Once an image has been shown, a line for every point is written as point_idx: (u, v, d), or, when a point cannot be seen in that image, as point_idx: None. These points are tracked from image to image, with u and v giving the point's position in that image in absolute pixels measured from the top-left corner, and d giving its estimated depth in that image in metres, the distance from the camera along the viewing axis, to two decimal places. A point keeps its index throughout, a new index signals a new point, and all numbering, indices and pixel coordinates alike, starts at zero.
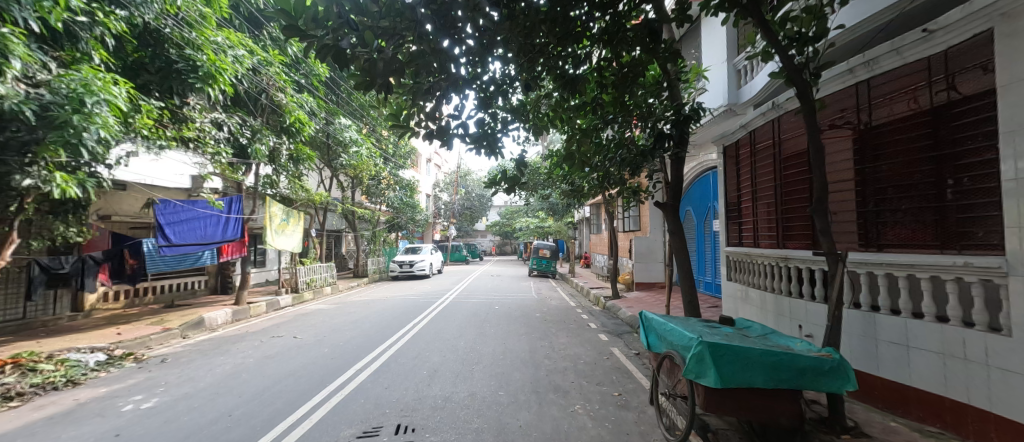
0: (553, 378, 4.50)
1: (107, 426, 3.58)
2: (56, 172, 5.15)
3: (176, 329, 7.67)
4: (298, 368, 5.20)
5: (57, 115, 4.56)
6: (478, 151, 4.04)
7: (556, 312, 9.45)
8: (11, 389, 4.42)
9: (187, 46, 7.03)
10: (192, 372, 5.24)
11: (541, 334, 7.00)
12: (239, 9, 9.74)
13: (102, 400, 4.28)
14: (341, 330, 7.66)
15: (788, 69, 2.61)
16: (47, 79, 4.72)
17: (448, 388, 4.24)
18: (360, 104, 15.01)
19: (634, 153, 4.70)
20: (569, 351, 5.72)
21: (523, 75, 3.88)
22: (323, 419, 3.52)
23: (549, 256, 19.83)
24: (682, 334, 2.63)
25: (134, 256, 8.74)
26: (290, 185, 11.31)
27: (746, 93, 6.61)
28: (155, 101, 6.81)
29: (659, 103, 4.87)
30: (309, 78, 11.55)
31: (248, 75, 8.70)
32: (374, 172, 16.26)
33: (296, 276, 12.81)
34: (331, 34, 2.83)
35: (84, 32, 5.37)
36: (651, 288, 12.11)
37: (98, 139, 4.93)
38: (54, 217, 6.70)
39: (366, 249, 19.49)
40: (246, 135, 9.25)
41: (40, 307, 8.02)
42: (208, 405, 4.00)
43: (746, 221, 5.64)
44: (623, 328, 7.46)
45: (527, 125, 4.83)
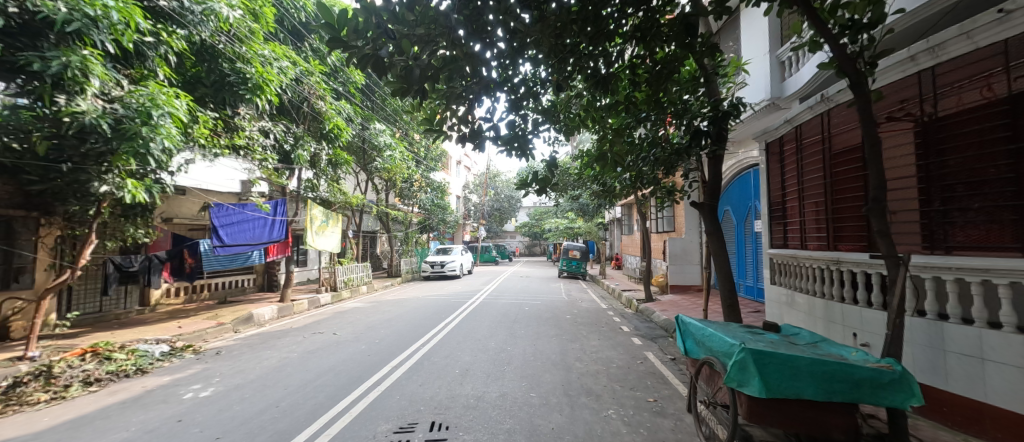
0: (584, 381, 4.45)
1: (170, 412, 3.89)
2: (127, 179, 5.71)
3: (228, 324, 8.22)
4: (337, 364, 5.43)
5: (128, 127, 5.00)
6: (510, 153, 4.05)
7: (587, 314, 9.34)
8: (91, 375, 4.92)
9: (238, 60, 7.51)
10: (243, 364, 5.60)
11: (572, 336, 6.93)
12: (283, 23, 10.34)
13: (165, 388, 4.66)
14: (376, 328, 7.92)
15: (840, 59, 2.43)
16: (120, 94, 5.17)
17: (479, 388, 4.29)
18: (394, 109, 15.56)
19: (669, 152, 4.59)
20: (601, 354, 5.62)
21: (554, 76, 3.86)
22: (362, 413, 3.66)
23: (579, 258, 19.61)
24: (722, 339, 2.53)
25: (192, 256, 9.31)
26: (328, 188, 11.86)
27: (790, 86, 6.25)
28: (210, 113, 7.35)
29: (695, 100, 4.69)
30: (346, 85, 12.10)
31: (291, 85, 9.24)
32: (408, 174, 16.71)
33: (335, 275, 13.40)
34: (370, 43, 2.95)
35: (151, 51, 5.87)
36: (687, 291, 11.70)
37: (163, 148, 5.39)
38: (126, 219, 7.35)
39: (399, 249, 20.06)
40: (289, 142, 9.81)
41: (114, 301, 8.85)
42: (257, 396, 4.26)
43: (791, 221, 5.33)
44: (657, 332, 7.25)
45: (559, 126, 4.82)
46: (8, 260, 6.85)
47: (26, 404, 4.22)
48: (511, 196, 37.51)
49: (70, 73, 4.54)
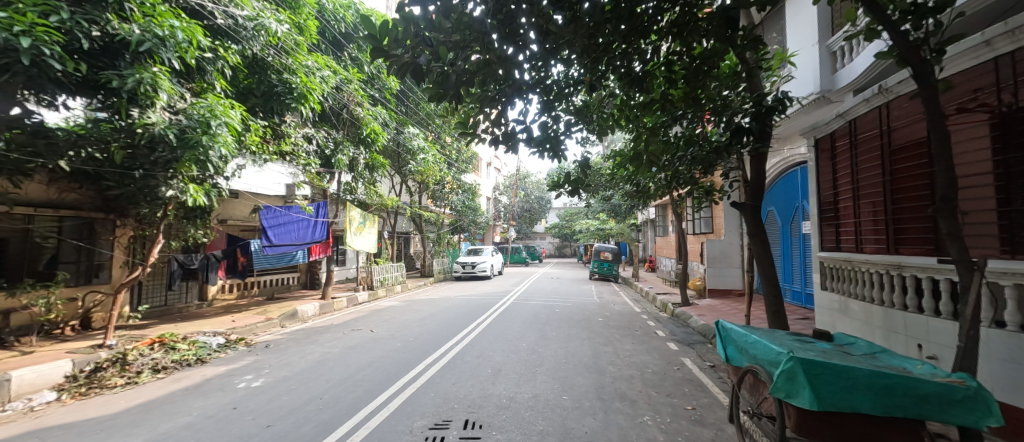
0: (618, 385, 4.36)
1: (226, 400, 4.19)
2: (189, 184, 6.21)
3: (276, 319, 8.74)
4: (375, 360, 5.63)
5: (191, 136, 5.46)
6: (542, 154, 4.06)
7: (620, 317, 9.16)
8: (159, 363, 5.39)
9: (285, 71, 7.97)
10: (289, 358, 5.94)
11: (605, 339, 6.81)
12: (325, 35, 10.91)
13: (222, 378, 5.02)
14: (410, 327, 8.14)
15: (900, 46, 2.25)
16: (184, 107, 5.63)
17: (512, 388, 4.31)
18: (427, 113, 16.00)
19: (707, 150, 4.43)
20: (635, 359, 5.50)
21: (586, 76, 3.81)
22: (399, 409, 3.77)
23: (611, 259, 19.25)
24: (768, 347, 2.41)
25: (244, 255, 10.17)
26: (365, 191, 12.35)
27: (843, 78, 5.85)
28: (260, 121, 7.87)
29: (735, 95, 4.50)
30: (382, 92, 12.57)
31: (332, 93, 9.73)
32: (440, 177, 17.08)
33: (371, 274, 13.90)
34: (409, 51, 3.09)
35: (210, 66, 6.32)
36: (727, 295, 11.19)
37: (220, 156, 5.89)
38: (189, 221, 7.99)
39: (432, 250, 20.52)
40: (330, 148, 10.32)
41: (178, 295, 9.65)
42: (302, 388, 4.50)
43: (844, 223, 4.98)
44: (695, 338, 6.98)
45: (591, 127, 4.77)
46: (89, 257, 7.64)
47: (106, 388, 4.70)
48: (541, 197, 37.51)
49: (144, 88, 4.98)
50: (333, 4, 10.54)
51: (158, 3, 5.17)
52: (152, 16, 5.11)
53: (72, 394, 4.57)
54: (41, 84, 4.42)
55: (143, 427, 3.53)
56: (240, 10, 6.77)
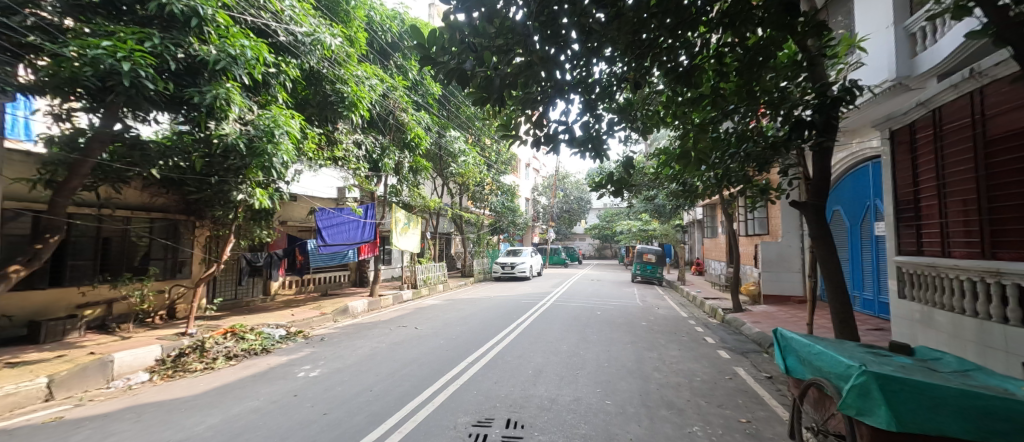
0: (664, 392, 4.20)
1: (288, 388, 4.52)
2: (256, 189, 6.80)
3: (330, 314, 9.32)
4: (419, 356, 5.82)
5: (258, 145, 5.99)
6: (584, 154, 3.98)
7: (665, 322, 8.82)
8: (231, 351, 5.94)
9: (338, 81, 8.46)
10: (342, 351, 6.30)
11: (650, 344, 6.58)
12: (374, 45, 11.48)
13: (284, 367, 5.42)
14: (452, 325, 8.35)
15: (997, 25, 1.98)
16: (252, 118, 6.16)
17: (553, 390, 4.29)
18: (468, 117, 16.35)
19: (763, 147, 4.15)
20: (682, 366, 5.26)
21: (630, 73, 3.70)
22: (443, 405, 3.88)
23: (655, 262, 18.58)
24: (835, 359, 2.22)
25: (301, 253, 10.87)
26: (409, 193, 12.84)
27: (924, 62, 5.24)
28: (315, 129, 8.45)
29: (795, 86, 4.17)
30: (425, 97, 12.98)
31: (380, 100, 10.22)
32: (480, 178, 17.33)
33: (415, 273, 14.39)
34: (455, 57, 3.16)
35: (273, 80, 6.87)
36: (785, 302, 10.40)
37: (282, 163, 6.40)
38: (255, 222, 8.66)
39: (472, 251, 20.89)
40: (377, 152, 10.84)
41: (246, 290, 10.58)
42: (354, 379, 4.76)
43: (928, 224, 4.46)
44: (749, 346, 6.55)
45: (635, 126, 4.64)
46: (174, 254, 8.57)
47: (188, 372, 5.25)
48: (581, 197, 37.01)
49: (219, 103, 5.47)
50: (381, 16, 11.07)
51: (230, 25, 5.67)
52: (226, 37, 5.62)
53: (161, 375, 5.15)
54: (138, 102, 4.98)
55: (219, 409, 3.89)
56: (299, 27, 7.25)
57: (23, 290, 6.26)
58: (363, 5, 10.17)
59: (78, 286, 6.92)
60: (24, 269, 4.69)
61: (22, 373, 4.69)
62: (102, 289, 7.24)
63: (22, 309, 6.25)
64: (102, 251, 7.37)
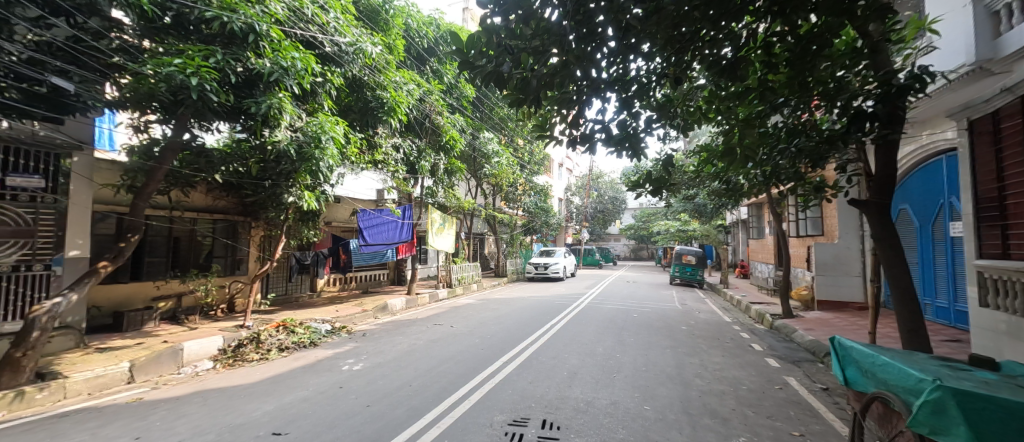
0: (706, 400, 4.03)
1: (334, 380, 4.76)
2: (304, 191, 7.20)
3: (371, 311, 9.72)
4: (455, 354, 5.95)
5: (307, 150, 6.36)
6: (620, 153, 3.91)
7: (706, 327, 8.46)
8: (283, 343, 6.34)
9: (378, 87, 8.80)
10: (382, 347, 6.55)
11: (691, 349, 6.33)
12: (410, 51, 11.85)
13: (330, 360, 5.72)
14: (487, 324, 8.45)
15: None
16: (301, 125, 6.54)
17: (589, 393, 4.24)
18: (501, 118, 16.50)
19: (817, 141, 3.88)
20: (727, 373, 5.02)
21: (670, 69, 3.58)
22: (479, 403, 3.94)
23: (695, 263, 17.84)
24: (904, 372, 2.04)
25: (344, 253, 11.25)
26: (444, 195, 13.13)
27: (1011, 42, 4.64)
28: (357, 134, 8.85)
29: (855, 75, 3.85)
30: (460, 100, 13.24)
31: (417, 104, 10.55)
32: (514, 178, 17.43)
33: (450, 273, 14.67)
34: (492, 60, 3.19)
35: (320, 89, 7.24)
36: (842, 308, 9.66)
37: (328, 167, 6.78)
38: (304, 223, 9.13)
39: (506, 251, 21.03)
40: (414, 155, 11.18)
41: (295, 286, 11.26)
42: (395, 374, 4.94)
43: (1016, 223, 3.99)
44: (802, 355, 6.13)
45: (674, 123, 4.48)
46: (232, 252, 9.25)
47: (246, 362, 5.69)
48: (616, 197, 36.25)
49: (273, 112, 5.84)
50: (418, 22, 11.40)
51: (282, 39, 6.03)
52: (278, 50, 5.98)
53: (223, 364, 5.60)
54: (203, 113, 5.40)
55: (273, 397, 4.17)
56: (343, 38, 7.56)
57: (109, 284, 7.01)
58: (400, 13, 10.54)
59: (153, 281, 7.66)
60: (111, 264, 5.21)
61: (108, 358, 5.27)
62: (173, 283, 7.98)
63: (108, 300, 7.02)
64: (173, 249, 8.09)
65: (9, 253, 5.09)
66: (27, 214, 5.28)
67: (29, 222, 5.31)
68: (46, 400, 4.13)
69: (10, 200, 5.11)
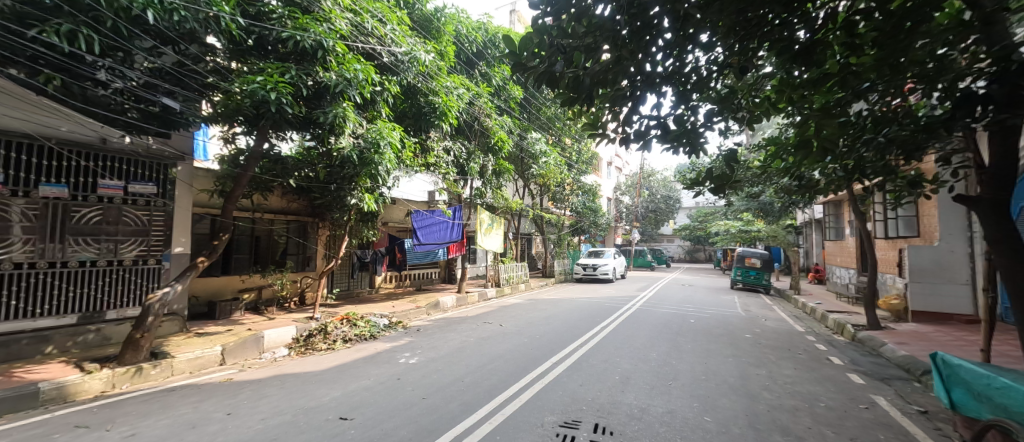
0: (776, 415, 3.72)
1: (392, 371, 5.04)
2: (365, 194, 7.63)
3: (424, 307, 10.13)
4: (505, 353, 6.01)
5: (368, 155, 6.79)
6: (677, 150, 3.76)
7: (773, 336, 7.81)
8: (347, 335, 6.80)
9: (430, 93, 9.11)
10: (436, 342, 6.79)
11: (757, 360, 5.87)
12: (460, 56, 12.20)
13: (388, 353, 6.05)
14: (536, 324, 8.46)
15: None
16: (362, 132, 6.95)
17: (643, 399, 4.09)
18: (549, 117, 16.43)
19: (912, 131, 3.43)
20: (799, 387, 4.61)
21: (733, 58, 3.35)
22: (530, 402, 3.95)
23: (759, 267, 16.52)
24: None
25: (400, 252, 12.09)
26: (493, 195, 13.35)
27: None
28: (411, 138, 9.25)
29: (962, 52, 3.34)
30: (508, 101, 13.38)
31: (467, 107, 10.82)
32: (561, 178, 17.31)
33: (499, 272, 14.88)
34: (545, 60, 3.17)
35: (378, 97, 7.64)
36: (943, 321, 8.45)
37: (385, 170, 7.19)
38: (364, 223, 9.65)
39: (553, 251, 20.89)
40: (464, 157, 11.49)
41: (356, 282, 12.04)
42: (448, 369, 5.12)
43: None
44: (892, 372, 5.44)
45: (739, 116, 4.18)
46: (303, 250, 10.07)
47: (316, 350, 6.20)
48: (669, 196, 34.63)
49: (338, 120, 6.27)
50: (467, 28, 11.68)
51: (346, 52, 6.42)
52: (343, 63, 6.37)
53: (297, 351, 6.15)
54: (279, 122, 5.93)
55: (339, 384, 4.50)
56: (399, 48, 7.91)
57: (205, 277, 7.99)
58: (451, 20, 10.88)
59: (239, 275, 8.60)
60: (207, 258, 5.87)
61: (206, 341, 6.00)
62: (255, 277, 8.90)
63: (204, 290, 7.97)
64: (254, 247, 9.00)
65: (130, 249, 6.01)
66: (142, 216, 6.18)
67: (144, 222, 6.19)
68: (158, 375, 4.83)
69: (131, 204, 6.04)
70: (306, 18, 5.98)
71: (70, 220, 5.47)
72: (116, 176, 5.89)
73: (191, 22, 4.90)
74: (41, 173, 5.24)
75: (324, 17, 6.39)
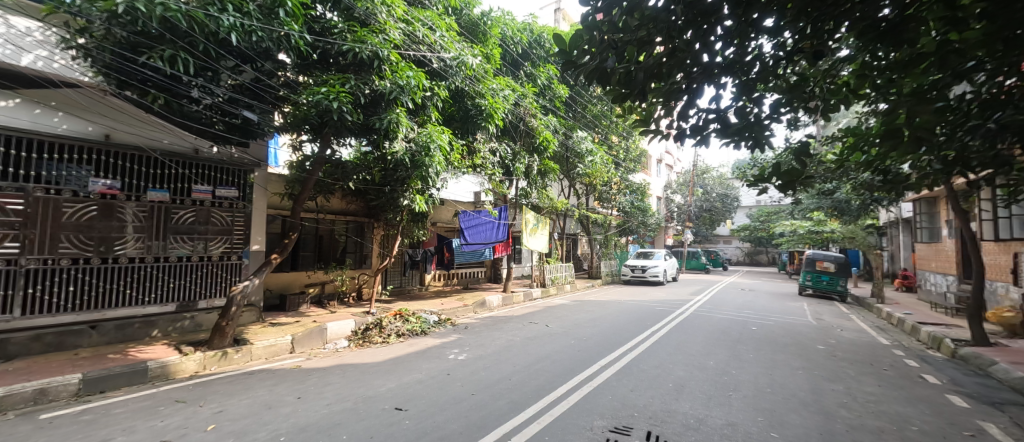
0: (856, 436, 3.37)
1: (443, 367, 5.20)
2: (416, 195, 7.90)
3: (471, 306, 10.34)
4: (552, 353, 5.98)
5: (420, 158, 7.07)
6: (738, 144, 3.54)
7: (850, 348, 7.07)
8: (400, 330, 7.12)
9: (477, 96, 9.24)
10: (484, 340, 6.91)
11: (832, 374, 5.33)
12: (506, 58, 12.31)
13: (439, 348, 6.25)
14: (583, 326, 8.32)
15: None
16: (414, 135, 7.21)
17: (700, 409, 3.88)
18: (595, 115, 16.09)
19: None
20: (884, 406, 4.13)
21: (805, 43, 3.06)
22: (578, 404, 3.89)
23: (833, 271, 15.00)
24: None
25: (448, 251, 12.46)
26: (538, 195, 13.35)
27: None
28: (460, 140, 9.47)
29: None
30: (553, 101, 13.34)
31: (512, 108, 10.87)
32: (607, 177, 16.90)
33: (544, 272, 14.82)
34: (596, 56, 3.10)
35: (429, 102, 7.90)
36: None
37: (435, 172, 7.44)
38: (415, 223, 10.01)
39: (599, 252, 20.40)
40: (509, 158, 11.59)
41: (408, 280, 12.56)
42: (496, 367, 5.19)
43: None
44: (1005, 396, 4.71)
45: (811, 105, 3.84)
46: (360, 249, 10.72)
47: (373, 343, 6.56)
48: (726, 194, 32.54)
49: (392, 126, 6.58)
50: (513, 30, 11.78)
51: (399, 60, 6.68)
52: (396, 71, 6.63)
53: (356, 343, 6.55)
54: (340, 129, 6.31)
55: (395, 376, 4.73)
56: (448, 53, 8.11)
57: (278, 272, 8.78)
58: (497, 23, 11.07)
59: (306, 271, 9.34)
60: (279, 255, 6.40)
61: (278, 330, 6.58)
62: (319, 273, 9.62)
63: (276, 284, 8.75)
64: (318, 245, 9.71)
65: (218, 246, 6.72)
66: (227, 217, 6.87)
67: (229, 222, 6.88)
68: (240, 359, 5.37)
69: (217, 207, 6.75)
70: (363, 30, 6.34)
71: (171, 221, 6.21)
72: (207, 182, 6.61)
73: (267, 41, 5.36)
74: (148, 180, 6.02)
75: (380, 28, 6.73)
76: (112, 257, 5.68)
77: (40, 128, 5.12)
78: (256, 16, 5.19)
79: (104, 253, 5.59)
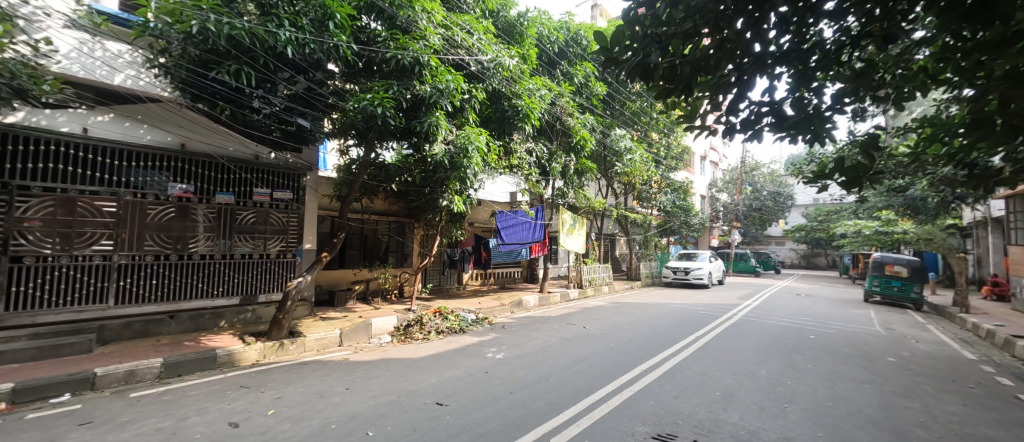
0: None
1: (481, 365, 5.27)
2: (454, 196, 8.05)
3: (508, 306, 10.40)
4: (591, 355, 5.89)
5: (458, 160, 7.21)
6: (795, 138, 3.31)
7: (925, 361, 6.40)
8: (440, 327, 7.29)
9: (513, 96, 9.25)
10: (522, 340, 6.93)
11: (905, 389, 4.85)
12: (543, 57, 12.24)
13: (477, 346, 6.35)
14: (622, 328, 8.13)
15: None
16: (453, 137, 7.35)
17: (750, 421, 3.68)
18: (634, 112, 15.65)
19: None
20: (966, 428, 3.72)
21: (871, 26, 2.80)
22: (619, 409, 3.81)
23: (903, 276, 13.65)
24: None
25: (485, 251, 12.68)
26: (575, 195, 13.20)
27: None
28: (496, 141, 9.56)
29: None
30: (590, 99, 13.15)
31: (549, 108, 10.80)
32: (647, 176, 16.39)
33: (581, 273, 14.62)
34: (638, 52, 3.02)
35: (467, 104, 8.01)
36: None
37: (473, 173, 7.55)
38: (454, 223, 10.21)
39: (638, 253, 19.82)
40: (546, 158, 11.55)
41: (446, 278, 12.87)
42: (534, 367, 5.19)
43: None
44: None
45: (878, 94, 3.52)
46: (402, 248, 11.10)
47: (414, 339, 6.77)
48: (778, 192, 30.48)
49: (432, 129, 6.74)
50: (549, 29, 11.75)
51: (439, 64, 6.82)
52: (435, 75, 6.76)
53: (398, 339, 6.79)
54: (383, 132, 6.57)
55: (436, 372, 4.86)
56: (485, 55, 8.19)
57: (327, 269, 9.30)
58: (533, 23, 11.07)
59: (352, 269, 9.82)
60: (329, 253, 6.76)
61: (328, 325, 6.96)
62: (364, 271, 10.08)
63: (326, 280, 9.27)
64: (363, 244, 10.17)
65: (276, 245, 7.23)
66: (283, 218, 7.37)
67: (284, 222, 7.38)
68: (294, 351, 5.74)
69: (275, 208, 7.26)
70: (405, 37, 6.55)
71: (236, 221, 6.74)
72: (266, 186, 7.14)
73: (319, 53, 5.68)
74: (217, 184, 6.58)
75: (421, 35, 6.91)
76: (187, 253, 6.27)
77: (129, 138, 5.75)
78: (309, 30, 5.54)
79: (180, 249, 6.19)
